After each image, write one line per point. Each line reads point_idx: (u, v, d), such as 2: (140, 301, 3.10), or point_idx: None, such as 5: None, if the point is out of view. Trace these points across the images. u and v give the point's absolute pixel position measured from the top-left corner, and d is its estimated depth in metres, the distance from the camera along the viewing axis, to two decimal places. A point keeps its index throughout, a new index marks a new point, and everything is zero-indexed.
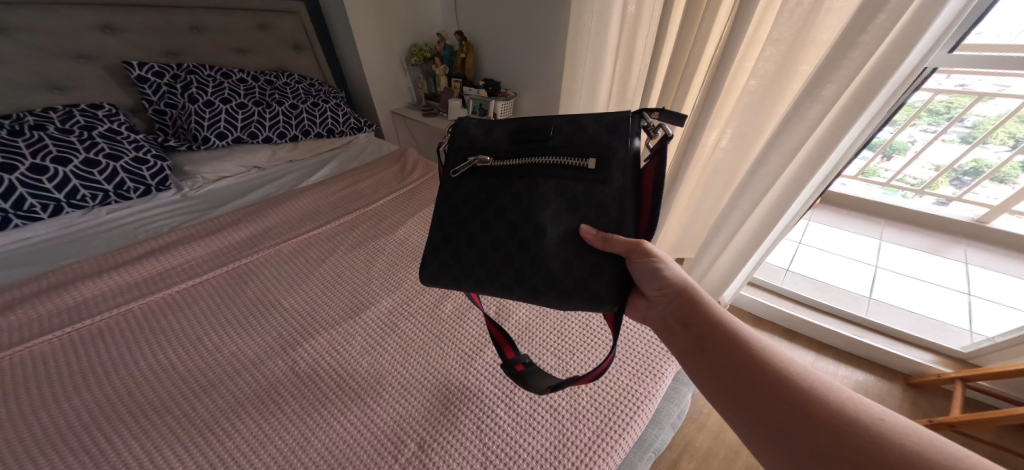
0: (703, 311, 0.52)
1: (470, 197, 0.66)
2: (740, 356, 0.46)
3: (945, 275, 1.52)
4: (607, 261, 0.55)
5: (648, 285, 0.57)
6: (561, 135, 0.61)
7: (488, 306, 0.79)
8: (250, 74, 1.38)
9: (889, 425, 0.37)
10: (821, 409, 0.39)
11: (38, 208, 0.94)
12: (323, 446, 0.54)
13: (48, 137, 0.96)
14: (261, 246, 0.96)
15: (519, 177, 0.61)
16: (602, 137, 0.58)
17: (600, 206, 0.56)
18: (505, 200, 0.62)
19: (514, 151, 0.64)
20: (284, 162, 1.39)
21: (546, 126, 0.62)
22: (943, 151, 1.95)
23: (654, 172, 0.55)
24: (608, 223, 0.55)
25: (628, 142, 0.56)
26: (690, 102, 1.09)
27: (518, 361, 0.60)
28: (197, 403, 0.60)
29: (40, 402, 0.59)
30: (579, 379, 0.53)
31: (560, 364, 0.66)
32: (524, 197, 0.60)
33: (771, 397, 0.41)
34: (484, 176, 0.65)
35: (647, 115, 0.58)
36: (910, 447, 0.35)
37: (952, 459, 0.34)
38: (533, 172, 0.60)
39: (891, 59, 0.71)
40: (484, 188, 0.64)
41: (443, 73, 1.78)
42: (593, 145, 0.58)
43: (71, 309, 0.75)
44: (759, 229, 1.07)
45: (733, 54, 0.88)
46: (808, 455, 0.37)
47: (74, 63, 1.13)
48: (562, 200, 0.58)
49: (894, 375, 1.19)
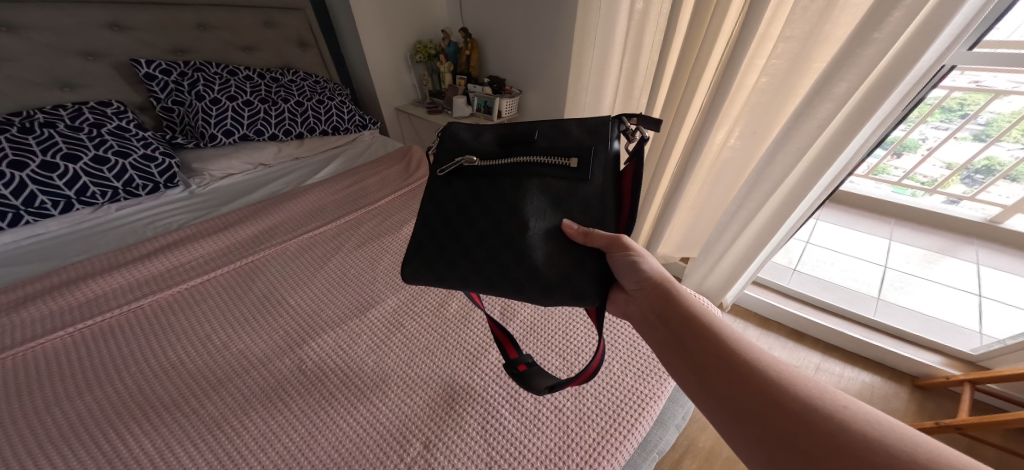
0: (676, 302, 0.52)
1: (459, 189, 0.65)
2: (713, 348, 0.46)
3: (956, 276, 1.50)
4: (589, 256, 0.57)
5: (627, 278, 0.57)
6: (546, 137, 0.62)
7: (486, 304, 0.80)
8: (257, 72, 1.38)
9: (851, 412, 0.38)
10: (788, 398, 0.39)
11: (49, 205, 0.96)
12: (331, 444, 0.55)
13: (58, 135, 0.97)
14: (268, 243, 0.97)
15: (507, 173, 0.61)
16: (585, 139, 0.60)
17: (583, 203, 0.58)
18: (493, 192, 0.62)
19: (500, 150, 0.65)
20: (289, 159, 1.40)
21: (531, 130, 0.64)
22: (956, 150, 1.90)
23: (633, 175, 0.56)
24: (591, 219, 0.57)
25: (607, 144, 0.58)
26: (699, 98, 1.07)
27: (521, 361, 0.59)
28: (206, 401, 0.60)
29: (54, 398, 0.60)
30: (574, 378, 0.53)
31: (556, 359, 0.68)
32: (514, 190, 0.60)
33: (739, 386, 0.41)
34: (471, 174, 0.64)
35: (627, 120, 0.61)
36: (870, 433, 0.35)
37: (910, 442, 0.34)
38: (520, 168, 0.61)
39: (906, 58, 0.70)
40: (473, 184, 0.64)
41: (447, 70, 1.76)
42: (575, 147, 0.60)
43: (83, 306, 0.77)
44: (765, 230, 1.06)
45: (743, 51, 0.86)
46: (772, 444, 0.37)
47: (82, 61, 1.14)
48: (547, 197, 0.59)
49: (901, 377, 1.18)
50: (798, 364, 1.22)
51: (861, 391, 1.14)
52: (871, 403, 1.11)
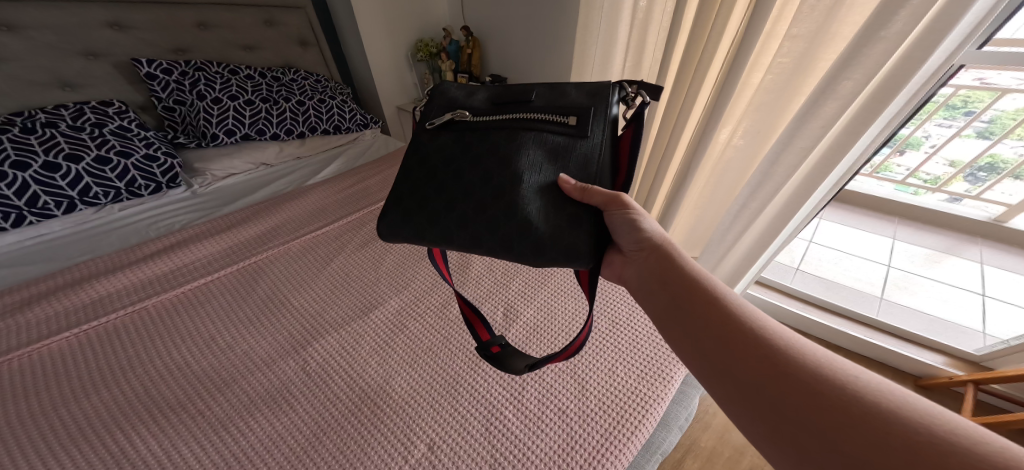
0: (677, 267, 0.52)
1: (449, 141, 0.65)
2: (717, 315, 0.45)
3: (960, 276, 1.49)
4: (584, 212, 0.56)
5: (626, 239, 0.56)
6: (544, 98, 0.64)
7: (475, 292, 0.83)
8: (258, 71, 1.38)
9: (862, 382, 0.37)
10: (794, 368, 0.38)
11: (52, 205, 0.96)
12: (336, 445, 0.55)
13: (60, 135, 0.97)
14: (271, 243, 0.97)
15: (502, 127, 0.62)
16: (583, 100, 0.62)
17: (579, 160, 0.58)
18: (485, 144, 0.62)
19: (496, 109, 0.66)
20: (291, 158, 1.40)
21: (529, 91, 0.65)
22: (962, 147, 1.88)
23: (632, 140, 0.59)
24: (586, 176, 0.57)
25: (607, 105, 0.60)
26: (704, 97, 1.07)
27: (494, 343, 0.61)
28: (211, 402, 0.61)
29: (61, 399, 0.61)
30: (556, 355, 0.53)
31: (542, 338, 0.72)
32: (508, 142, 0.60)
33: (743, 358, 0.40)
34: (464, 127, 0.64)
35: (627, 88, 0.63)
36: (883, 404, 0.34)
37: (921, 414, 0.33)
38: (516, 122, 0.61)
39: (913, 57, 0.69)
40: (463, 137, 0.64)
41: (448, 69, 1.77)
42: (573, 107, 0.61)
43: (87, 307, 0.77)
44: (769, 230, 1.06)
45: (749, 50, 0.86)
46: (774, 413, 0.37)
47: (84, 60, 1.14)
48: (541, 151, 0.59)
49: (904, 377, 1.18)
50: None
51: None
52: None
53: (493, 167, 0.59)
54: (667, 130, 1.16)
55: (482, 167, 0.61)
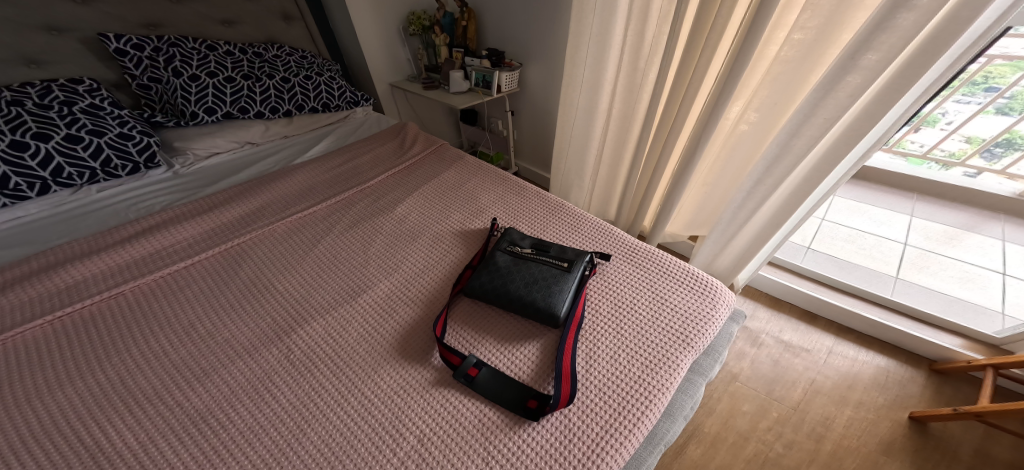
0: None
1: (479, 264, 0.78)
2: None
3: (980, 254, 1.44)
4: None
5: None
6: (553, 248, 0.79)
7: (461, 310, 0.71)
8: (238, 47, 1.30)
9: None
10: None
11: (24, 186, 0.91)
12: (320, 438, 0.52)
13: (27, 113, 0.91)
14: (255, 225, 0.92)
15: (515, 259, 0.76)
16: (570, 254, 0.77)
17: (556, 285, 0.69)
18: (501, 266, 0.74)
19: (520, 245, 0.81)
20: (278, 138, 1.33)
21: (546, 243, 0.81)
22: (983, 124, 1.78)
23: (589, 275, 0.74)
24: (562, 286, 0.69)
25: (583, 256, 0.76)
26: (716, 67, 0.99)
27: (471, 366, 0.59)
28: (190, 393, 0.57)
29: (29, 391, 0.57)
30: (557, 401, 0.53)
31: (531, 363, 0.61)
32: (513, 267, 0.74)
33: None
34: (493, 253, 0.79)
35: (602, 260, 0.81)
36: None
37: None
38: (524, 260, 0.76)
39: (958, 17, 0.60)
40: (490, 259, 0.77)
41: (442, 43, 1.63)
42: (563, 257, 0.76)
43: (63, 293, 0.73)
44: (781, 208, 1.00)
45: (766, 17, 0.78)
46: None
47: (47, 36, 1.06)
48: (535, 279, 0.71)
49: (917, 360, 1.15)
50: (810, 347, 1.19)
51: (875, 375, 1.11)
52: (886, 389, 1.08)
53: (504, 281, 0.71)
54: (674, 107, 1.09)
55: (508, 279, 0.71)
